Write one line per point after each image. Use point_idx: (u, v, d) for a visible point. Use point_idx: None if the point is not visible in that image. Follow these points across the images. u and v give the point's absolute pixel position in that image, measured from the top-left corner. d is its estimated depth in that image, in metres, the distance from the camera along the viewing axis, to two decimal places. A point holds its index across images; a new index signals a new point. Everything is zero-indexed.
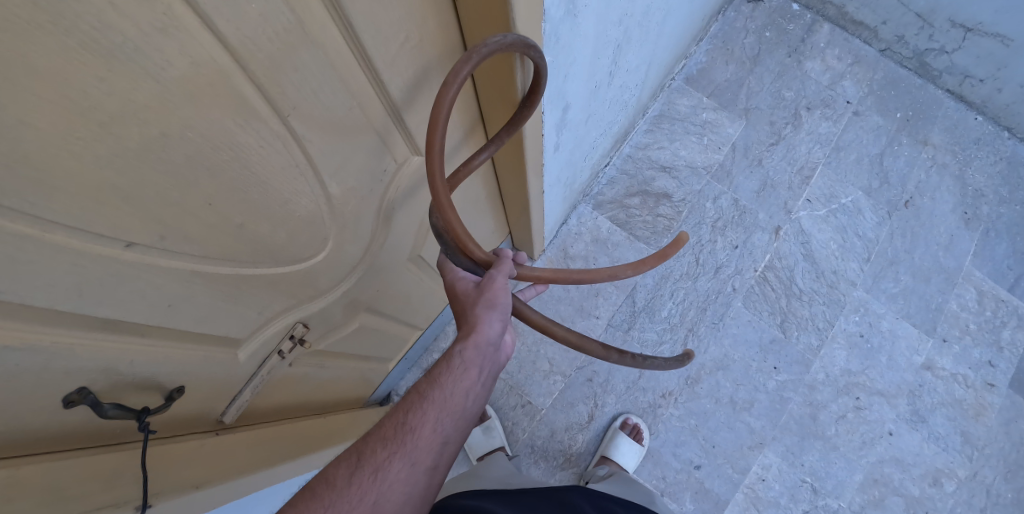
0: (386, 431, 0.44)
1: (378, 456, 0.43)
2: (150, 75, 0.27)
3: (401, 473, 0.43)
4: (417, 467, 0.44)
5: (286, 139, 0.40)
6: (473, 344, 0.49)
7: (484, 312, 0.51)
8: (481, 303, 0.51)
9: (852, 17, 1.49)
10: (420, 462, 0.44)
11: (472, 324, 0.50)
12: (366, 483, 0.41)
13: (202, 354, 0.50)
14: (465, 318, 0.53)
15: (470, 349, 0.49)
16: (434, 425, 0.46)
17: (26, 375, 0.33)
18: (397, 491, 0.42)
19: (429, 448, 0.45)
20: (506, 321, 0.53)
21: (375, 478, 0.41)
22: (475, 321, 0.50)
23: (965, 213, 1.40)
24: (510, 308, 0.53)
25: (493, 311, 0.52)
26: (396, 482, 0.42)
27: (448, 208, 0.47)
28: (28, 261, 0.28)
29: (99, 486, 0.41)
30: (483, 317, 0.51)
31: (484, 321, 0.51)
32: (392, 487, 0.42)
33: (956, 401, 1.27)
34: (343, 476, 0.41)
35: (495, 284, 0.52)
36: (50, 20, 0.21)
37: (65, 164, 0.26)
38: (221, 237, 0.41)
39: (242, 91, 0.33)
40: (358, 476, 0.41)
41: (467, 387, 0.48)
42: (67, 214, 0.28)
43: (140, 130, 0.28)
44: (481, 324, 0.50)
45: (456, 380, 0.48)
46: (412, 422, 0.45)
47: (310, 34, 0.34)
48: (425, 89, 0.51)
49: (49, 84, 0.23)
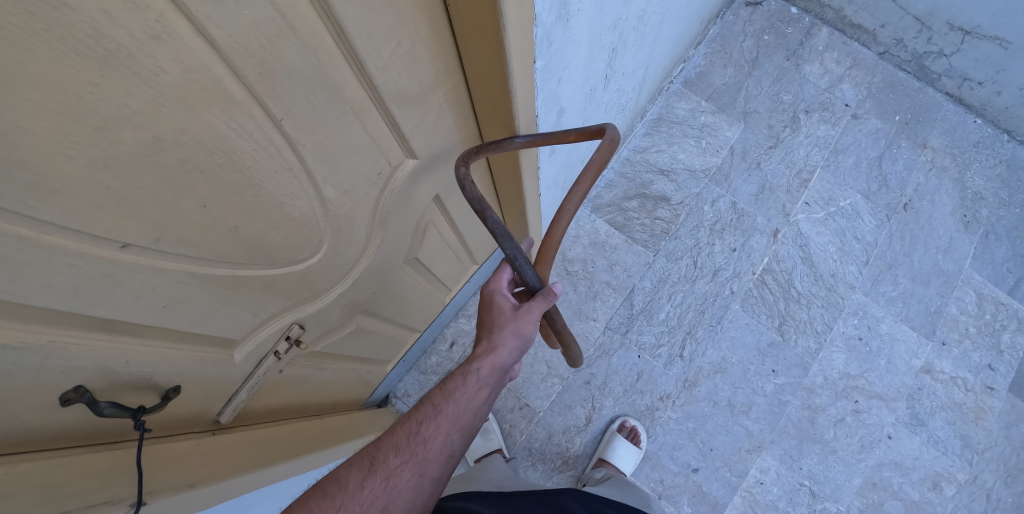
0: (399, 439, 0.47)
1: (390, 463, 0.46)
2: (145, 81, 0.27)
3: (409, 482, 0.46)
4: (424, 477, 0.47)
5: (280, 143, 0.40)
6: (489, 364, 0.52)
7: (499, 334, 0.53)
8: (505, 330, 0.53)
9: (850, 20, 1.50)
10: (427, 472, 0.47)
11: (490, 344, 0.53)
12: (378, 488, 0.44)
13: (197, 354, 0.50)
14: (482, 335, 0.55)
15: (486, 369, 0.51)
16: (443, 438, 0.49)
17: (23, 373, 0.34)
18: (405, 499, 0.45)
19: (438, 459, 0.48)
20: (521, 342, 0.53)
21: (387, 484, 0.45)
22: (495, 343, 0.52)
23: (964, 217, 1.40)
24: (532, 338, 0.55)
25: (517, 337, 0.53)
26: (405, 489, 0.46)
27: (570, 216, 0.59)
28: (25, 261, 0.29)
29: (92, 486, 0.41)
30: (505, 338, 0.53)
31: (502, 341, 0.52)
32: (400, 494, 0.45)
33: (956, 404, 1.27)
34: (355, 479, 0.44)
35: (525, 319, 0.53)
36: (46, 28, 0.22)
37: (60, 168, 0.27)
38: (216, 239, 0.42)
39: (236, 96, 0.34)
40: (370, 480, 0.44)
41: (479, 403, 0.51)
42: (62, 217, 0.29)
43: (135, 134, 0.29)
44: (501, 348, 0.52)
45: (469, 396, 0.51)
46: (425, 433, 0.48)
47: (302, 40, 0.35)
48: (419, 93, 0.52)
49: (43, 91, 0.23)
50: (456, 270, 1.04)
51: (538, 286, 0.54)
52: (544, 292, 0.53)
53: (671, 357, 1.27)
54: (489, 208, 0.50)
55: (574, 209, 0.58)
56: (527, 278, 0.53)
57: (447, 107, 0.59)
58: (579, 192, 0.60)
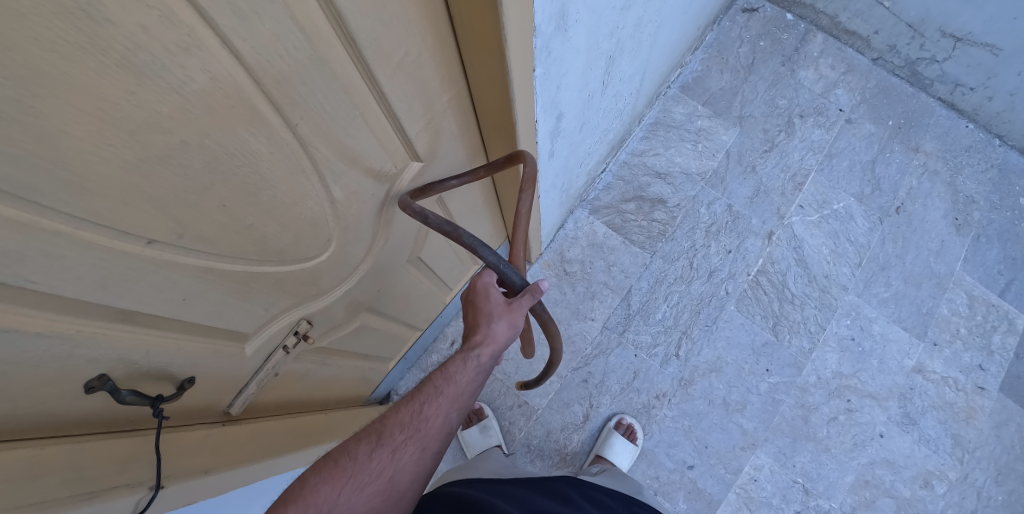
0: (403, 417, 0.50)
1: (396, 438, 0.49)
2: (175, 90, 0.30)
3: (413, 456, 0.49)
4: (426, 452, 0.50)
5: (294, 147, 0.43)
6: (489, 350, 0.55)
7: (495, 324, 0.55)
8: (503, 320, 0.55)
9: (845, 27, 1.53)
10: (429, 447, 0.50)
11: (486, 334, 0.55)
12: (385, 460, 0.47)
13: (211, 347, 0.53)
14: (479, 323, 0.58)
15: (486, 355, 0.55)
16: (443, 416, 0.52)
17: (52, 360, 0.36)
18: (409, 471, 0.48)
19: (439, 436, 0.51)
20: (514, 333, 0.56)
21: (393, 456, 0.48)
22: (492, 332, 0.55)
23: (956, 220, 1.43)
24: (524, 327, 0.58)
25: (511, 329, 0.56)
26: (410, 462, 0.49)
27: (527, 216, 0.64)
28: (61, 255, 0.32)
29: (112, 470, 0.43)
30: (501, 329, 0.55)
31: (497, 332, 0.55)
32: (405, 466, 0.48)
33: (947, 404, 1.29)
34: (365, 451, 0.47)
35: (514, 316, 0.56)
36: (90, 41, 0.24)
37: (96, 168, 0.29)
38: (233, 237, 0.44)
39: (257, 104, 0.36)
40: (377, 452, 0.47)
41: (476, 385, 0.55)
42: (96, 213, 0.32)
43: (164, 138, 0.32)
44: (498, 336, 0.55)
45: (468, 379, 0.54)
46: (427, 412, 0.51)
47: (317, 51, 0.38)
48: (424, 100, 0.54)
49: (85, 98, 0.26)
50: (457, 270, 1.06)
51: (522, 285, 0.55)
52: (529, 290, 0.55)
53: (667, 356, 1.29)
54: (461, 228, 0.54)
55: (529, 213, 0.63)
56: (511, 280, 0.55)
57: (451, 112, 0.61)
58: (528, 198, 0.63)
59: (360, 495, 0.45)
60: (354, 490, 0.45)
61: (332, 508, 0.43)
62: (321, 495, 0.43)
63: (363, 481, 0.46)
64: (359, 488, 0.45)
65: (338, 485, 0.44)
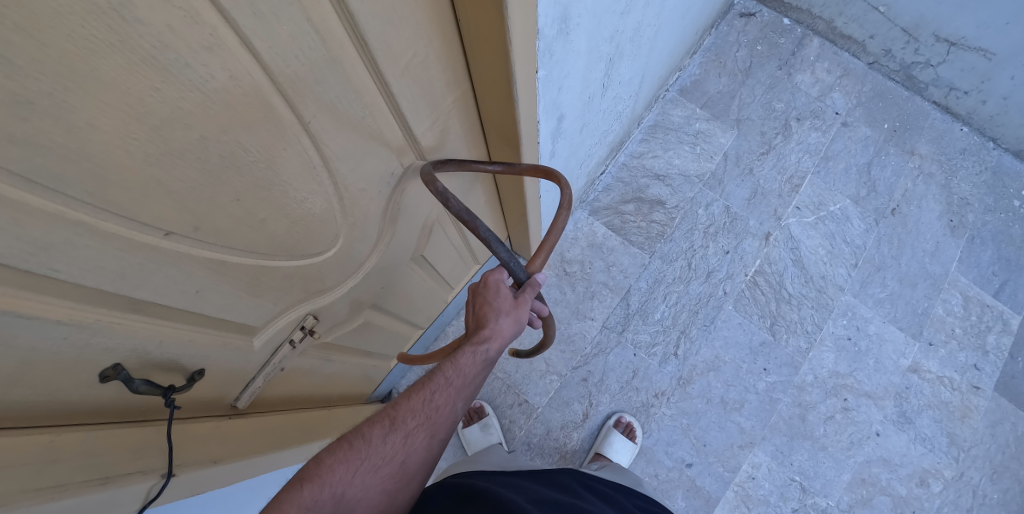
0: (415, 404, 0.52)
1: (408, 424, 0.51)
2: (197, 87, 0.31)
3: (422, 441, 0.51)
4: (434, 438, 0.52)
5: (306, 143, 0.44)
6: (496, 343, 0.56)
7: (502, 320, 0.56)
8: (511, 316, 0.57)
9: (840, 32, 1.55)
10: (438, 434, 0.52)
11: (493, 330, 0.56)
12: (397, 444, 0.50)
13: (220, 339, 0.54)
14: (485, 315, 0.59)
15: (493, 348, 0.56)
16: (451, 405, 0.54)
17: (71, 348, 0.37)
18: (418, 454, 0.51)
19: (446, 423, 0.53)
20: (519, 328, 0.58)
21: (405, 441, 0.50)
22: (501, 327, 0.56)
23: (951, 221, 1.45)
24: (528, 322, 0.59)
25: (517, 324, 0.57)
26: (420, 447, 0.51)
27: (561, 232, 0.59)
28: (84, 245, 0.33)
29: (127, 456, 0.45)
30: (507, 324, 0.56)
31: (505, 327, 0.56)
32: (415, 451, 0.51)
33: (943, 403, 1.31)
34: (378, 436, 0.49)
35: (520, 311, 0.57)
36: (120, 39, 0.26)
37: (120, 161, 0.31)
38: (245, 231, 0.46)
39: (272, 102, 0.38)
40: (390, 437, 0.50)
41: (483, 376, 0.57)
42: (118, 204, 0.33)
43: (185, 133, 0.33)
44: (506, 331, 0.56)
45: (475, 371, 0.56)
46: (437, 401, 0.53)
47: (331, 52, 0.39)
48: (430, 100, 0.56)
49: (113, 93, 0.27)
50: (459, 269, 1.08)
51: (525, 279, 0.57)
52: (530, 282, 0.57)
53: (666, 355, 1.31)
54: (479, 218, 0.55)
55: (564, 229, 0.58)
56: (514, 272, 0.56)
57: (456, 113, 0.63)
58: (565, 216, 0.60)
59: (374, 476, 0.48)
60: (367, 472, 0.48)
61: (346, 488, 0.46)
62: (336, 475, 0.46)
63: (376, 463, 0.48)
64: (373, 469, 0.48)
65: (353, 466, 0.47)
